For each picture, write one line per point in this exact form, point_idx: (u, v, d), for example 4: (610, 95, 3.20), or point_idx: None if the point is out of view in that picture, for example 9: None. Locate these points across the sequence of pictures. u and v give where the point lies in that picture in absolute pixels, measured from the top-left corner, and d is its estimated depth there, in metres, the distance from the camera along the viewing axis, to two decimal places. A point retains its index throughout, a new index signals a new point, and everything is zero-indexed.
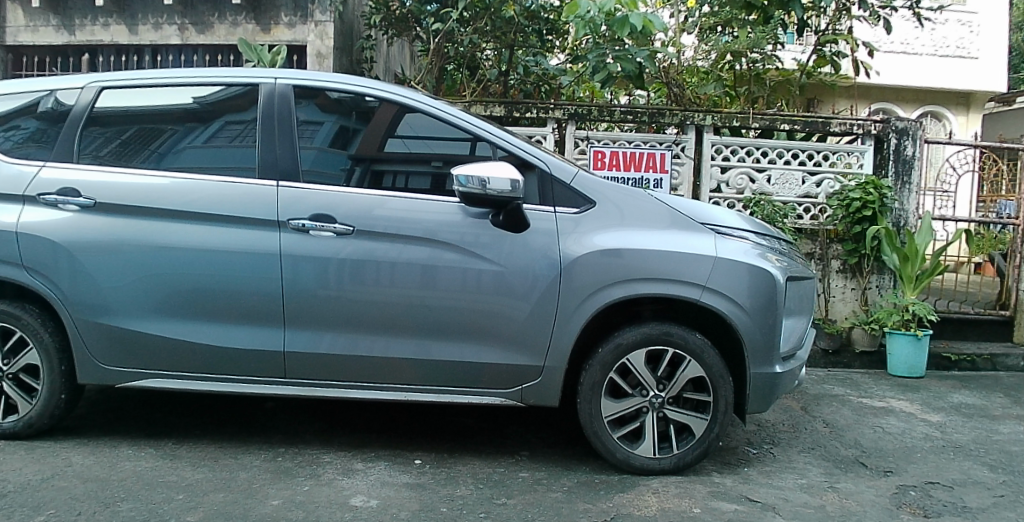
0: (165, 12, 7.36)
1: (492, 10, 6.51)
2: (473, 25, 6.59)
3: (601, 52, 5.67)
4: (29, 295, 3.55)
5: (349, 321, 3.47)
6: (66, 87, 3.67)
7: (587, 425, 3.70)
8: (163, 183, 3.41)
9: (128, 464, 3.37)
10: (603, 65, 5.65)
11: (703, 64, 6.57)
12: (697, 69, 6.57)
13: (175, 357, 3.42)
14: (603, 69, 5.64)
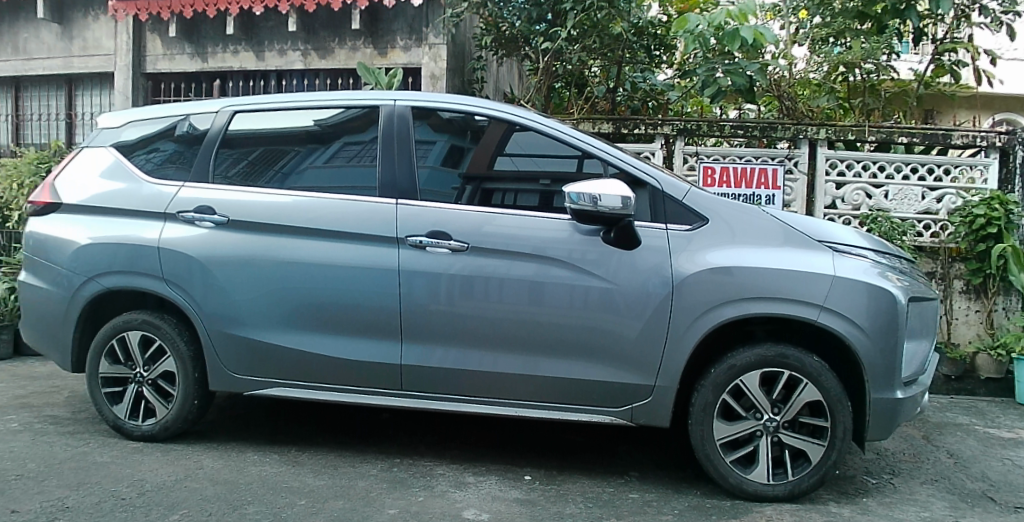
0: (290, 38, 7.72)
1: (600, 27, 6.39)
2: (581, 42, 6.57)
3: (710, 67, 5.62)
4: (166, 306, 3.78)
5: (462, 336, 3.52)
6: (201, 112, 3.92)
7: (699, 447, 3.61)
8: (288, 201, 3.58)
9: (255, 468, 3.52)
10: (714, 79, 5.61)
11: (815, 76, 6.28)
12: (809, 81, 6.32)
13: (299, 368, 3.56)
14: (712, 84, 5.60)
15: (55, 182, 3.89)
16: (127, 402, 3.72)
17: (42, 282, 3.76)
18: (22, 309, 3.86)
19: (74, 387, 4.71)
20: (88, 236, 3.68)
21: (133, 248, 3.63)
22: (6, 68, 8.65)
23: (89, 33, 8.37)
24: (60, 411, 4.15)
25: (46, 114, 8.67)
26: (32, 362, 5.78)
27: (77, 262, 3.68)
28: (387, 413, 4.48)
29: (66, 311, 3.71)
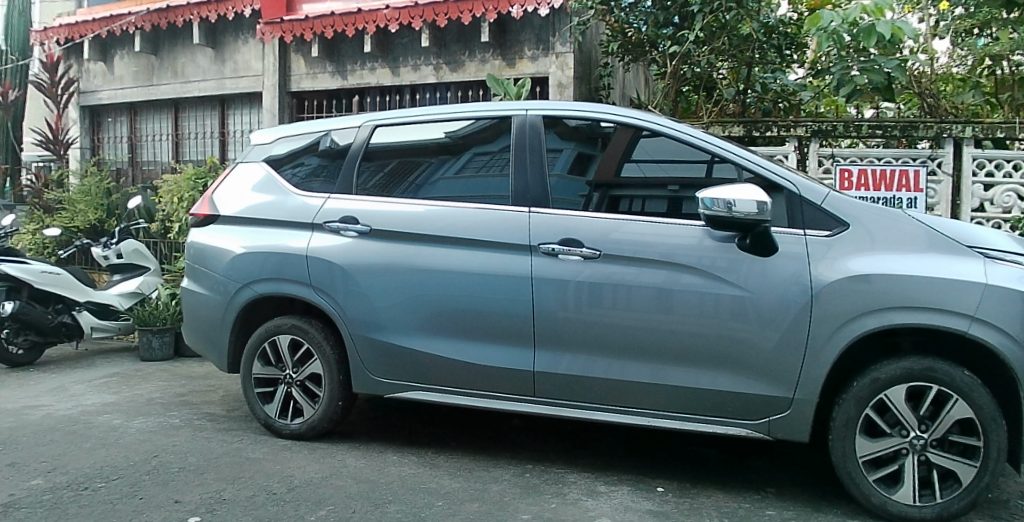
0: (423, 53, 8.00)
1: (729, 28, 6.39)
2: (710, 44, 6.48)
3: (845, 65, 5.41)
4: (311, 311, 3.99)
5: (590, 343, 3.51)
6: (344, 127, 4.11)
7: (839, 465, 3.42)
8: (425, 211, 3.71)
9: (395, 469, 3.65)
10: (850, 78, 5.38)
11: (959, 70, 6.04)
12: (953, 76, 6.08)
13: (435, 372, 3.68)
14: (849, 82, 5.36)
15: (214, 195, 4.19)
16: (277, 402, 3.95)
17: (202, 288, 4.05)
18: (185, 314, 4.17)
19: (229, 387, 5.07)
20: (241, 246, 3.94)
21: (282, 257, 3.85)
22: (167, 91, 9.42)
23: (239, 56, 8.96)
24: (217, 409, 4.47)
25: (204, 132, 9.38)
26: (191, 363, 6.27)
27: (232, 270, 3.94)
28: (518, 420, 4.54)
29: (223, 316, 3.98)
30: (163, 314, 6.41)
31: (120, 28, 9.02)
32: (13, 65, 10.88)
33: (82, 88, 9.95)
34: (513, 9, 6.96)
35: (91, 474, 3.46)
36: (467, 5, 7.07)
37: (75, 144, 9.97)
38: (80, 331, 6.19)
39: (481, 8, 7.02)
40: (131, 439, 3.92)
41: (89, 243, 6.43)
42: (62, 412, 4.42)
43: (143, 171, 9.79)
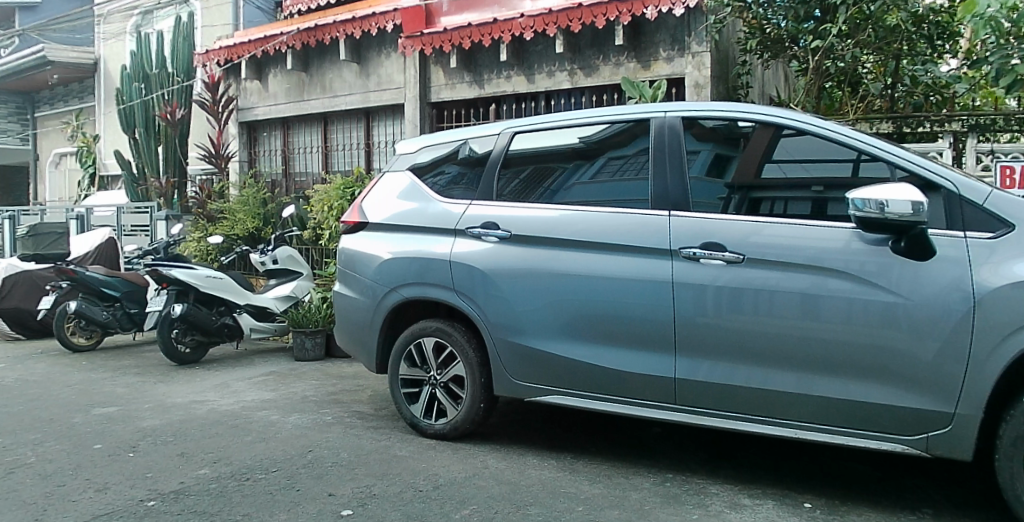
0: (557, 59, 8.05)
1: (875, 19, 6.13)
2: (855, 36, 6.26)
3: (1005, 52, 5.17)
4: (455, 315, 4.12)
5: (728, 350, 3.36)
6: (484, 136, 4.22)
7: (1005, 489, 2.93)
8: (564, 217, 3.74)
9: (535, 472, 3.68)
10: (1009, 66, 5.17)
11: None
12: None
13: (576, 376, 3.69)
14: (1009, 72, 5.16)
15: (363, 203, 4.42)
16: (422, 403, 4.10)
17: (352, 292, 4.27)
18: (336, 316, 4.41)
19: (376, 387, 5.32)
20: (387, 251, 4.13)
21: (426, 262, 3.99)
22: (317, 107, 10.03)
23: (383, 70, 9.39)
24: (365, 408, 4.70)
25: (351, 144, 9.89)
26: (338, 363, 6.60)
27: (381, 275, 4.13)
28: (658, 429, 4.46)
29: (371, 319, 4.18)
30: (314, 316, 6.71)
31: (274, 48, 9.84)
32: (178, 87, 11.47)
33: (240, 105, 10.84)
34: (648, 11, 6.90)
35: (253, 465, 3.70)
36: (600, 9, 7.18)
37: (234, 158, 10.86)
38: (241, 331, 6.75)
39: (615, 12, 7.09)
40: (287, 434, 4.18)
41: (248, 250, 6.88)
42: (228, 408, 4.81)
43: (295, 182, 10.47)
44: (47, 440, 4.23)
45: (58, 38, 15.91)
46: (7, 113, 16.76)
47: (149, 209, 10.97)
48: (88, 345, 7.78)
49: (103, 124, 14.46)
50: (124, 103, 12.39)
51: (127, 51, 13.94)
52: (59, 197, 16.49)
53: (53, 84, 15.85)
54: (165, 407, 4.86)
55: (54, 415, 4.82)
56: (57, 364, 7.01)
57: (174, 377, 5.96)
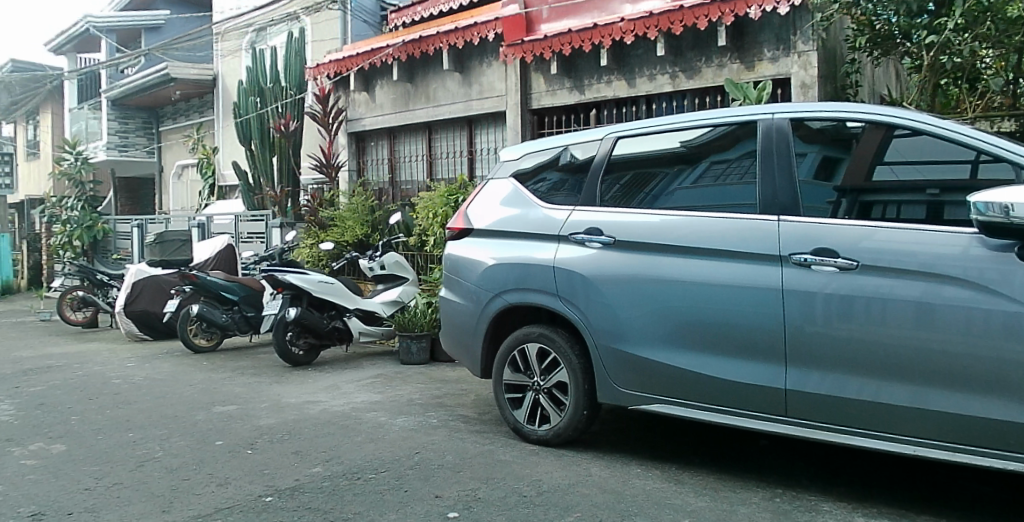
0: (658, 62, 7.96)
1: (995, 11, 5.86)
2: (972, 30, 5.96)
3: None
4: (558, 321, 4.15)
5: (838, 361, 3.19)
6: (587, 142, 4.26)
7: None
8: (667, 222, 3.70)
9: (640, 482, 3.63)
10: None
11: None
12: None
13: (681, 385, 3.62)
14: None
15: (468, 210, 4.57)
16: (525, 409, 4.17)
17: (457, 297, 4.44)
18: (441, 321, 4.59)
19: (480, 392, 5.48)
20: (490, 257, 4.27)
21: (530, 268, 4.08)
22: (422, 116, 10.33)
23: (485, 78, 9.59)
24: (470, 412, 4.81)
25: (455, 151, 10.16)
26: (443, 368, 6.80)
27: (485, 281, 4.25)
28: (766, 444, 4.33)
29: (476, 326, 4.32)
30: (418, 321, 7.05)
31: (380, 60, 10.27)
32: (292, 100, 12.15)
33: (348, 117, 11.31)
34: (751, 10, 6.80)
35: (363, 465, 3.81)
36: (702, 10, 7.08)
37: (344, 167, 11.36)
38: (351, 334, 7.15)
39: (717, 12, 6.98)
40: (395, 436, 4.31)
41: (357, 257, 7.33)
42: (338, 408, 5.06)
43: (400, 189, 10.80)
44: (172, 436, 4.58)
45: (182, 56, 17.12)
46: (135, 127, 17.98)
47: (264, 216, 11.57)
48: (210, 346, 8.38)
49: (220, 136, 15.31)
50: (241, 116, 13.21)
51: (242, 66, 14.69)
52: (181, 205, 17.47)
53: (176, 99, 16.96)
54: (279, 407, 5.18)
55: (178, 413, 5.25)
56: (181, 364, 7.59)
57: (286, 380, 6.33)
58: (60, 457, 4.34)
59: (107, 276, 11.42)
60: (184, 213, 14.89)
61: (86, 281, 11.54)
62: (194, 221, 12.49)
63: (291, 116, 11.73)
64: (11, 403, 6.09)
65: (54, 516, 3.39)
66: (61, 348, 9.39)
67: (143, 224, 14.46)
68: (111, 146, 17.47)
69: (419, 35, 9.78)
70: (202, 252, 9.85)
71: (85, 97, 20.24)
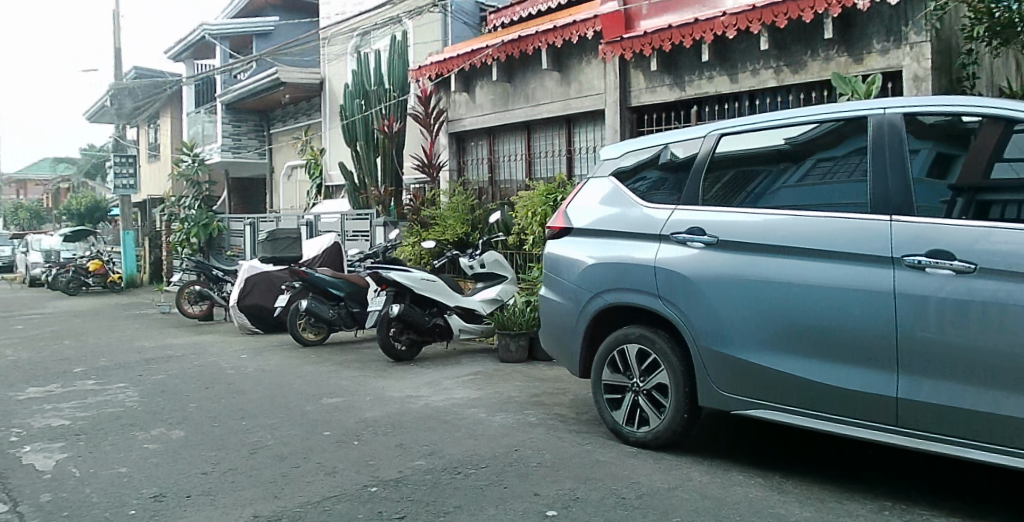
0: (761, 57, 7.76)
1: None
2: None
3: None
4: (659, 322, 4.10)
5: (953, 369, 2.96)
6: (689, 139, 4.18)
7: None
8: (770, 222, 3.58)
9: (741, 489, 3.53)
10: None
11: None
12: None
13: (784, 390, 3.49)
14: None
15: (568, 209, 4.61)
16: (624, 410, 4.16)
17: (555, 295, 4.51)
18: (539, 319, 4.69)
19: (576, 391, 5.80)
20: (587, 256, 4.31)
21: (627, 267, 4.07)
22: (521, 115, 10.45)
23: (583, 76, 9.61)
24: (567, 412, 5.03)
25: (554, 151, 10.21)
26: (540, 366, 7.12)
27: (584, 281, 4.29)
28: (881, 459, 4.07)
29: (576, 323, 4.36)
30: (518, 320, 7.41)
31: (481, 61, 10.39)
32: (394, 102, 12.65)
33: (449, 117, 11.56)
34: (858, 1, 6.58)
35: (463, 460, 3.95)
36: (807, 2, 6.87)
37: (444, 167, 11.59)
38: (450, 331, 7.57)
39: (823, 4, 6.76)
40: (494, 433, 4.53)
41: (459, 255, 7.81)
42: (438, 404, 5.48)
43: (500, 189, 10.97)
44: (285, 427, 4.92)
45: (292, 61, 18.07)
46: (247, 130, 18.89)
47: (368, 216, 11.95)
48: (316, 341, 8.99)
49: (327, 138, 15.91)
50: (348, 119, 13.87)
51: (347, 69, 15.18)
52: (290, 204, 18.17)
53: (286, 103, 17.74)
54: (383, 401, 5.66)
55: (290, 403, 5.74)
56: (291, 356, 8.28)
57: (389, 375, 6.86)
58: (178, 444, 4.70)
59: (222, 272, 12.20)
60: (291, 212, 15.64)
61: (202, 276, 12.44)
62: (302, 219, 13.26)
63: (395, 117, 12.29)
64: (136, 390, 6.59)
65: (176, 498, 3.63)
66: (180, 339, 10.10)
67: (255, 222, 15.30)
68: (225, 148, 18.62)
69: (518, 35, 9.87)
70: (310, 250, 10.23)
71: (200, 101, 21.47)
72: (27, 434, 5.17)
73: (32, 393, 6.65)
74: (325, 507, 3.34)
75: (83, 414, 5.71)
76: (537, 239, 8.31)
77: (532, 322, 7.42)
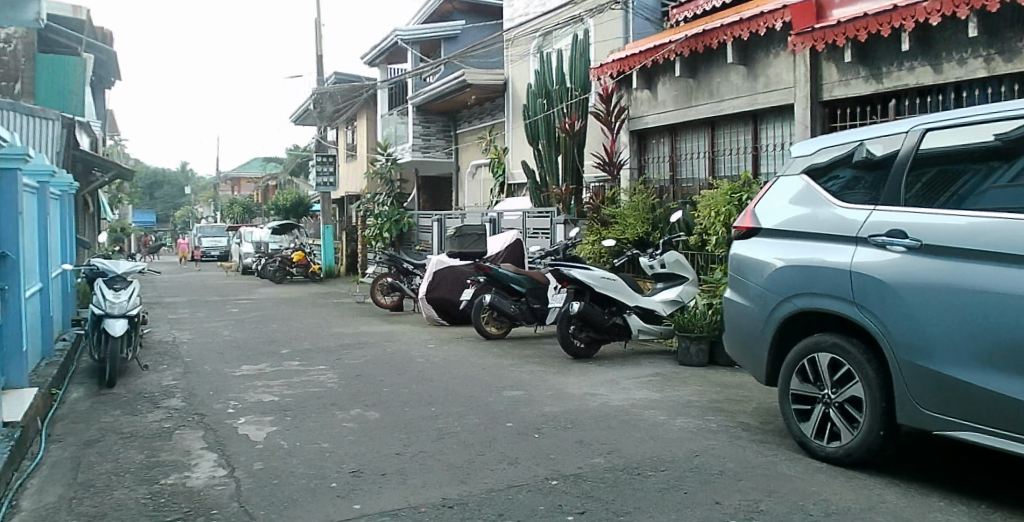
0: (970, 44, 6.94)
1: None
2: None
3: None
4: (857, 330, 3.80)
5: None
6: (891, 134, 3.82)
7: None
8: (978, 224, 3.15)
9: (944, 516, 3.17)
10: None
11: None
12: None
13: (993, 411, 3.04)
14: None
15: (755, 209, 4.50)
16: (814, 422, 3.93)
17: (740, 299, 4.43)
18: (725, 323, 4.65)
19: (759, 399, 5.58)
20: (775, 257, 4.18)
21: (817, 271, 3.86)
22: (704, 113, 10.18)
23: (771, 69, 9.15)
24: (750, 420, 4.91)
25: (742, 147, 9.76)
26: (722, 371, 6.93)
27: (772, 284, 4.14)
28: None
29: (763, 328, 4.22)
30: (699, 322, 7.23)
31: (663, 57, 10.27)
32: (575, 100, 12.80)
33: (631, 115, 11.51)
34: None
35: (643, 462, 4.05)
36: None
37: (625, 165, 11.51)
38: (630, 331, 7.59)
39: None
40: (673, 435, 4.59)
41: (639, 254, 7.78)
42: (618, 403, 5.57)
43: (682, 187, 10.72)
44: (472, 417, 5.23)
45: (477, 64, 18.93)
46: (435, 131, 20.03)
47: (550, 213, 12.23)
48: (497, 335, 9.45)
49: (510, 137, 16.42)
50: (530, 118, 14.26)
51: (530, 69, 15.64)
52: (474, 201, 19.09)
53: (472, 104, 18.55)
54: (563, 396, 5.85)
55: (475, 393, 6.08)
56: (475, 348, 8.76)
57: (568, 371, 7.03)
58: (373, 425, 5.13)
59: (411, 264, 13.08)
60: (475, 210, 16.41)
61: (393, 269, 13.51)
62: (485, 216, 13.88)
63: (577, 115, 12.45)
64: (334, 372, 7.28)
65: (372, 475, 4.00)
66: (374, 327, 11.00)
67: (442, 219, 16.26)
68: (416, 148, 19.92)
69: (703, 28, 9.59)
70: (494, 245, 11.48)
71: (392, 103, 23.08)
72: (242, 406, 5.90)
73: (248, 369, 7.58)
74: (510, 495, 3.57)
75: (289, 392, 6.42)
76: (720, 239, 8.00)
77: (714, 326, 7.22)
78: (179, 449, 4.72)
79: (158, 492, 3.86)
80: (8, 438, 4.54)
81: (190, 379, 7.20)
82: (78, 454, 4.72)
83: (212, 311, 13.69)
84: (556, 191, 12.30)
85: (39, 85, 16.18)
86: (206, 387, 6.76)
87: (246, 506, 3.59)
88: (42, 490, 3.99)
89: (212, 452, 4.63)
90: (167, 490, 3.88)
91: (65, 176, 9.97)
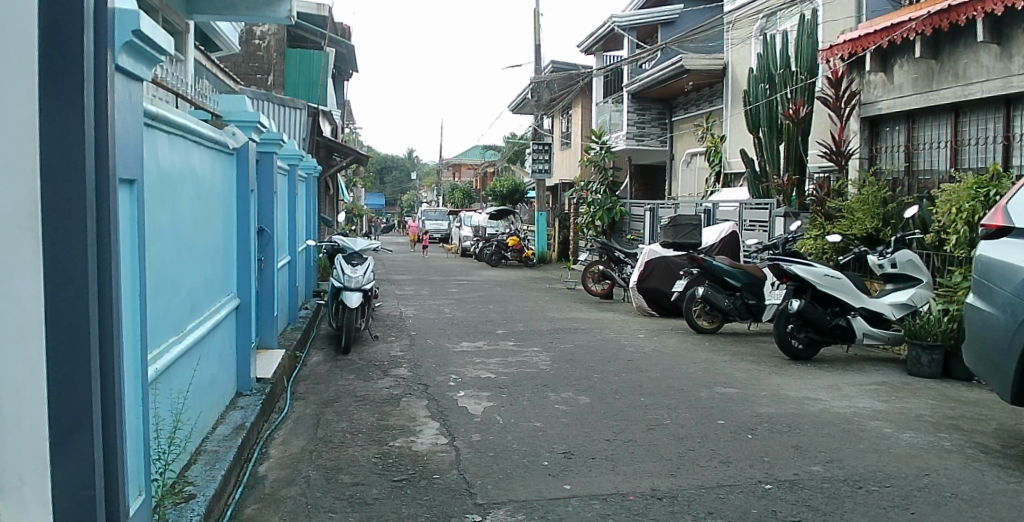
0: None
1: None
2: None
3: None
4: None
5: None
6: None
7: None
8: None
9: None
10: None
11: None
12: None
13: None
14: None
15: (1007, 205, 4.08)
16: None
17: (987, 307, 4.01)
18: (968, 332, 4.24)
19: (1002, 419, 4.95)
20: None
21: None
22: (948, 97, 9.09)
23: None
24: (991, 442, 4.40)
25: (987, 137, 8.76)
26: (961, 386, 6.21)
27: None
28: None
29: (1010, 342, 3.78)
30: (934, 329, 6.52)
31: (901, 36, 9.22)
32: (801, 85, 12.00)
33: (862, 101, 10.56)
34: None
35: (866, 475, 3.84)
36: None
37: (855, 155, 10.65)
38: (853, 334, 7.06)
39: None
40: (901, 451, 4.26)
41: (868, 252, 7.16)
42: (840, 410, 5.26)
43: (919, 180, 9.74)
44: (682, 411, 5.29)
45: (696, 48, 18.47)
46: (650, 118, 19.76)
47: (769, 205, 11.65)
48: (709, 329, 9.32)
49: (729, 125, 15.80)
50: (750, 103, 13.56)
51: (753, 53, 14.94)
52: (689, 193, 18.69)
53: (688, 90, 18.09)
54: (779, 398, 5.65)
55: (685, 387, 6.11)
56: (685, 340, 8.70)
57: (784, 372, 6.73)
58: (584, 410, 5.40)
59: (623, 253, 13.19)
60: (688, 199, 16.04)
61: (605, 257, 13.68)
62: (700, 206, 13.56)
63: (802, 101, 11.69)
64: (547, 355, 7.70)
65: (583, 458, 4.25)
66: (585, 314, 11.33)
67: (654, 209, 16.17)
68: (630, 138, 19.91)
69: (948, 3, 8.50)
70: (709, 235, 11.30)
71: (607, 91, 23.23)
72: (462, 381, 6.52)
73: (466, 347, 8.28)
74: (721, 494, 3.61)
75: (504, 371, 6.92)
76: (961, 238, 7.11)
77: (954, 334, 6.49)
78: (406, 415, 5.38)
79: (387, 453, 4.47)
80: (262, 392, 5.56)
81: (414, 352, 8.05)
82: (318, 412, 5.60)
83: (435, 290, 14.97)
84: (777, 181, 11.65)
85: (290, 76, 19.80)
86: (430, 360, 7.53)
87: (464, 474, 4.04)
88: (288, 441, 4.83)
89: (434, 420, 5.21)
90: (396, 452, 4.49)
91: (311, 160, 11.49)
